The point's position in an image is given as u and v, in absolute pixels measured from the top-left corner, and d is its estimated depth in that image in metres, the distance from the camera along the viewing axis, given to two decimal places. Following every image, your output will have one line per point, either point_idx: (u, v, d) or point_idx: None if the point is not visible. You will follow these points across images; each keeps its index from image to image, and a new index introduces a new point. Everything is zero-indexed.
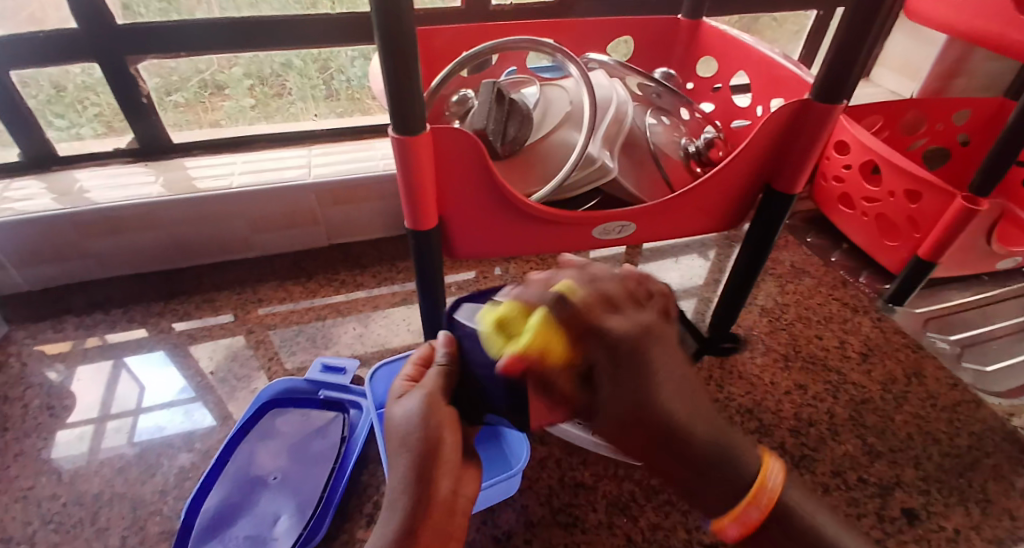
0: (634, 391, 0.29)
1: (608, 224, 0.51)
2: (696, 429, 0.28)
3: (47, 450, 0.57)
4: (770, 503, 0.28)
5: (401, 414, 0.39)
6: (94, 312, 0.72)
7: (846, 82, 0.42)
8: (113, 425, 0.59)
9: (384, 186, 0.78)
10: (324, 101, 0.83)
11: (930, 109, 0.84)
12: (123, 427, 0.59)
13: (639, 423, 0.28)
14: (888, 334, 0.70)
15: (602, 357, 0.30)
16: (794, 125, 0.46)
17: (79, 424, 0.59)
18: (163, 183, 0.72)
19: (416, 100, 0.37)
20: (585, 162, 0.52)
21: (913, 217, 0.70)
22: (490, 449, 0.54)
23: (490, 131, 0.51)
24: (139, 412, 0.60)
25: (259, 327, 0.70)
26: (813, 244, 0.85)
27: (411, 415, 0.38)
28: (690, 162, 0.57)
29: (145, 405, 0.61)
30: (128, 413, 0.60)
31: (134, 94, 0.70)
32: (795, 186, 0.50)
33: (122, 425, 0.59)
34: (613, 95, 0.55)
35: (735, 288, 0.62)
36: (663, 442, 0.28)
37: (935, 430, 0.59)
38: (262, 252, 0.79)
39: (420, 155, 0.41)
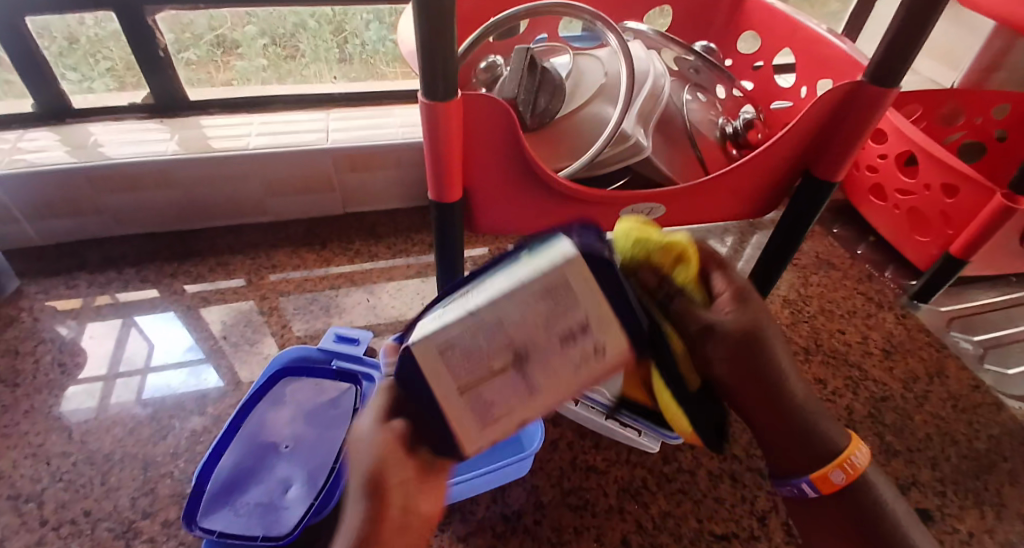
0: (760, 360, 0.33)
1: (637, 206, 0.49)
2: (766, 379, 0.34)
3: (64, 405, 0.57)
4: (854, 472, 0.36)
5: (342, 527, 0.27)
6: (107, 270, 0.71)
7: (901, 65, 0.39)
8: (129, 382, 0.59)
9: (404, 154, 0.76)
10: (338, 64, 0.81)
11: (970, 100, 0.81)
12: (136, 386, 0.58)
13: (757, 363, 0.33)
14: (912, 332, 0.69)
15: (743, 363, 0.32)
16: (838, 110, 0.44)
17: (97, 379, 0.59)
18: (178, 143, 0.70)
19: (447, 64, 0.35)
20: (617, 138, 0.49)
21: (947, 212, 0.67)
22: None
23: (520, 100, 0.49)
24: (153, 371, 0.60)
25: (271, 292, 0.69)
26: (838, 235, 0.83)
27: None
28: (725, 143, 0.55)
29: (154, 362, 0.61)
30: (136, 370, 0.60)
31: (150, 47, 0.68)
32: (834, 175, 0.47)
33: (131, 380, 0.59)
34: (650, 69, 0.53)
35: (760, 278, 0.60)
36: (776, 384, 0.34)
37: (954, 431, 0.58)
38: (276, 218, 0.78)
39: (450, 122, 0.39)
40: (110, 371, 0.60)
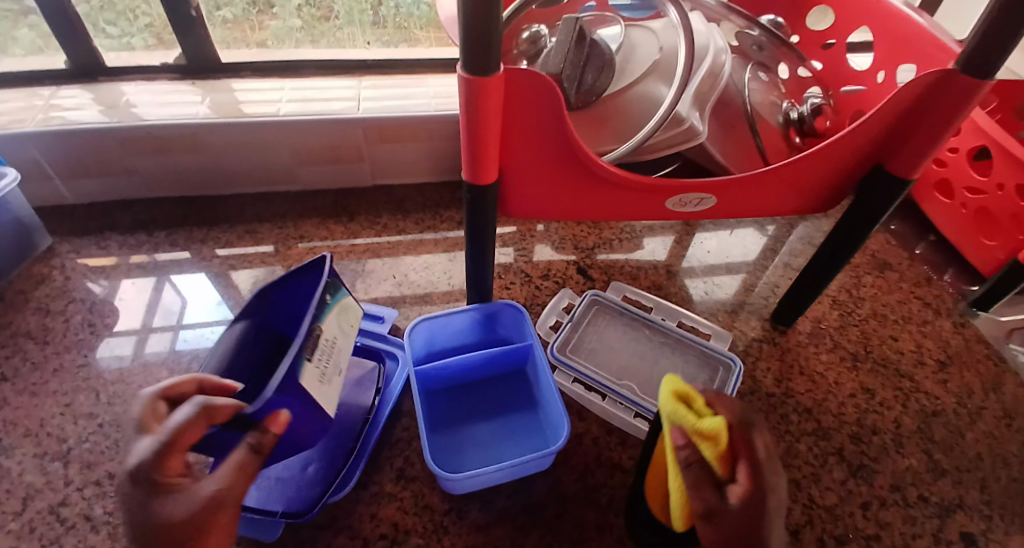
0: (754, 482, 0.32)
1: (685, 195, 0.46)
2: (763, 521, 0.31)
3: (99, 357, 0.58)
4: None
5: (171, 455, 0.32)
6: (136, 232, 0.71)
7: (1004, 47, 0.34)
8: (163, 336, 0.60)
9: (436, 126, 0.73)
10: (372, 28, 0.78)
11: None
12: (169, 340, 0.59)
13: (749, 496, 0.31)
14: (971, 343, 0.64)
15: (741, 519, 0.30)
16: (923, 100, 0.39)
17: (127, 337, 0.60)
18: (209, 106, 0.68)
19: (491, 35, 0.32)
20: (670, 122, 0.46)
21: (1018, 215, 0.62)
22: (525, 419, 0.52)
23: (564, 75, 0.46)
24: (185, 327, 0.61)
25: (297, 263, 0.68)
26: (894, 232, 0.77)
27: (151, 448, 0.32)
28: (788, 130, 0.50)
29: (184, 321, 0.61)
30: (167, 327, 0.61)
31: (181, 7, 0.65)
32: (910, 171, 0.43)
33: (162, 336, 0.60)
34: (710, 43, 0.48)
35: (812, 277, 0.56)
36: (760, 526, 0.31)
37: (1011, 453, 0.54)
38: (305, 187, 0.76)
39: (489, 98, 0.36)
40: (143, 326, 0.61)
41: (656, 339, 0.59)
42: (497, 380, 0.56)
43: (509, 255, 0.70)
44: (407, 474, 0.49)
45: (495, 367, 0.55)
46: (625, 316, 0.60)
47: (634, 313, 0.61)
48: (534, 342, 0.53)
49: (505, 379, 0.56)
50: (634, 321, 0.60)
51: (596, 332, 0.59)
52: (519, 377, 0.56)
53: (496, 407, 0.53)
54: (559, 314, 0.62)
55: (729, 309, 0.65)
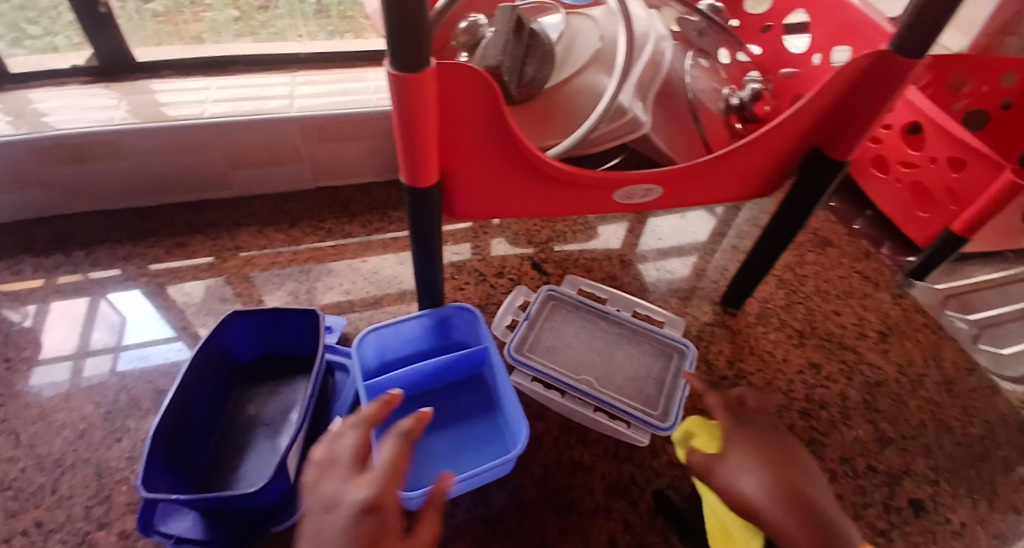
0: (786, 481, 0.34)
1: (631, 187, 0.45)
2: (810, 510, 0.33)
3: (34, 383, 0.54)
4: None
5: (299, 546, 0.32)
6: (54, 253, 0.65)
7: (934, 31, 0.35)
8: (101, 359, 0.56)
9: (378, 124, 0.70)
10: (314, 17, 0.73)
11: (978, 66, 0.76)
12: (108, 363, 0.56)
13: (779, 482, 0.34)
14: (909, 313, 0.67)
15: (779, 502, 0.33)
16: (860, 83, 0.39)
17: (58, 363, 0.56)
18: (128, 109, 0.63)
19: (419, 30, 0.30)
20: (613, 113, 0.45)
21: (954, 188, 0.64)
22: (482, 425, 0.51)
23: (504, 68, 0.43)
24: (126, 347, 0.57)
25: (236, 276, 0.64)
26: (835, 210, 0.79)
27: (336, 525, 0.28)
28: (730, 117, 0.50)
29: (124, 342, 0.57)
30: (104, 350, 0.57)
31: (92, 4, 0.59)
32: (848, 154, 0.43)
33: (99, 360, 0.56)
34: (651, 31, 0.47)
35: (759, 260, 0.57)
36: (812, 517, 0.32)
37: (949, 417, 0.57)
38: (241, 193, 0.72)
39: (422, 95, 0.34)
40: (80, 348, 0.57)
41: (615, 332, 0.58)
42: (453, 387, 0.54)
43: (462, 253, 0.68)
44: None
45: (450, 373, 0.54)
46: (581, 310, 0.60)
47: (593, 307, 0.60)
48: (489, 345, 0.52)
49: (462, 384, 0.54)
50: (592, 316, 0.60)
51: (553, 328, 0.58)
52: (478, 382, 0.54)
53: (452, 415, 0.52)
54: (516, 312, 0.61)
55: (681, 295, 0.66)
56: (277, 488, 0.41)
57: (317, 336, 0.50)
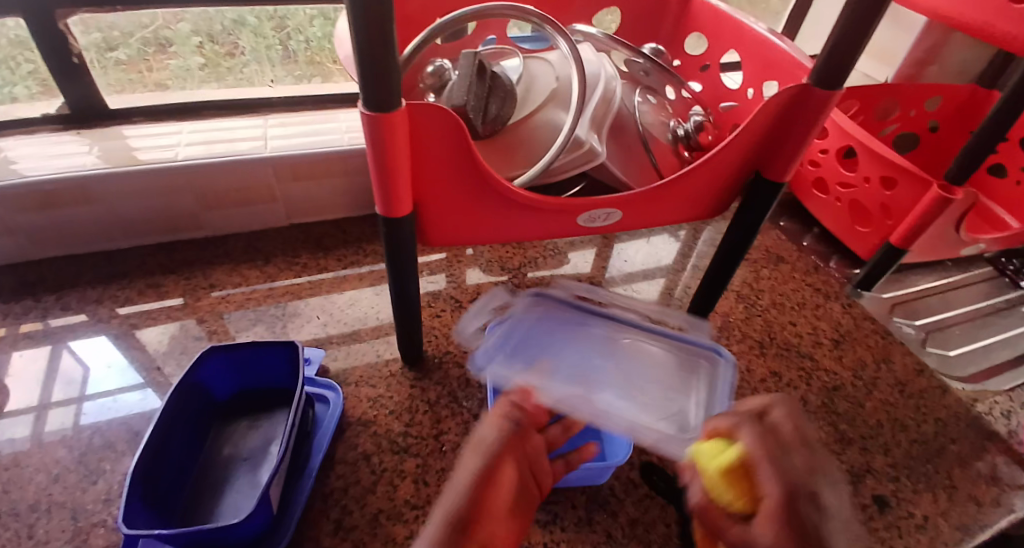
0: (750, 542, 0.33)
1: (592, 211, 0.48)
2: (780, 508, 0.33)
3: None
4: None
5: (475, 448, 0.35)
6: (23, 298, 0.65)
7: (847, 67, 0.40)
8: (64, 411, 0.55)
9: (349, 162, 0.72)
10: (281, 63, 0.76)
11: (904, 94, 0.83)
12: (73, 413, 0.55)
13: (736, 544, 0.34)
14: (859, 321, 0.71)
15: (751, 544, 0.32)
16: (788, 111, 0.44)
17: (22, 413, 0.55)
18: (100, 155, 0.65)
19: (388, 74, 0.33)
20: (571, 145, 0.48)
21: (887, 204, 0.70)
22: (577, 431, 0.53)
23: (469, 108, 0.47)
24: (89, 397, 0.56)
25: (211, 314, 0.65)
26: (787, 228, 0.85)
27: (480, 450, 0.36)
28: (678, 146, 0.54)
29: (86, 392, 0.57)
30: (67, 400, 0.56)
31: (63, 52, 0.61)
32: (784, 175, 0.48)
33: (62, 411, 0.55)
34: (600, 72, 0.52)
35: (715, 276, 0.60)
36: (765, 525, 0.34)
37: (904, 417, 0.60)
38: (215, 232, 0.73)
39: (393, 134, 0.36)
40: (40, 403, 0.55)
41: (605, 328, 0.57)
42: None
43: (437, 283, 0.70)
44: (346, 523, 0.47)
45: None
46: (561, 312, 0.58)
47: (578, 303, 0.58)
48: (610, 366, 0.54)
49: None
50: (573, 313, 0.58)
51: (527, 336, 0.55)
52: None
53: None
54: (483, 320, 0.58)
55: None
56: (260, 519, 0.42)
57: (295, 369, 0.51)
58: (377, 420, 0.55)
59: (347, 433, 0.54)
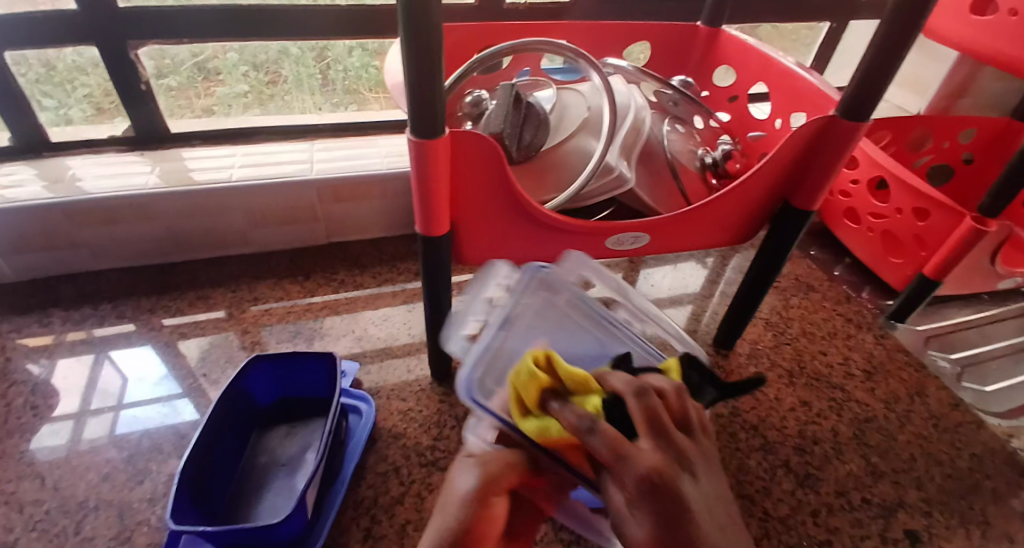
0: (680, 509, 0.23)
1: (622, 235, 0.50)
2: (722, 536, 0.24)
3: (38, 444, 0.55)
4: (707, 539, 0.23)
5: (452, 489, 0.34)
6: (82, 306, 0.69)
7: (871, 102, 0.41)
8: (102, 420, 0.57)
9: (387, 185, 0.76)
10: (321, 92, 0.80)
11: (936, 125, 0.83)
12: (107, 422, 0.57)
13: (678, 521, 0.23)
14: (891, 353, 0.70)
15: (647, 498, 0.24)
16: (815, 142, 0.46)
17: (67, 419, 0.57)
18: (159, 175, 0.70)
19: (434, 104, 0.36)
20: (601, 171, 0.50)
21: (920, 235, 0.70)
22: None
23: (506, 134, 0.50)
24: (126, 407, 0.59)
25: (253, 326, 0.68)
26: (816, 258, 0.85)
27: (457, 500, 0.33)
28: (706, 173, 0.56)
29: (125, 401, 0.59)
30: (107, 408, 0.59)
31: (132, 80, 0.68)
32: (813, 203, 0.49)
33: (100, 419, 0.57)
34: (631, 102, 0.54)
35: (743, 303, 0.61)
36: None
37: (938, 451, 0.59)
38: (259, 249, 0.77)
39: (437, 158, 0.39)
40: (83, 409, 0.58)
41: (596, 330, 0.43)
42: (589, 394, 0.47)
43: None
44: (374, 532, 0.49)
45: None
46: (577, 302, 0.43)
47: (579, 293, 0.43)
48: None
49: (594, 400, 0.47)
50: (571, 309, 0.43)
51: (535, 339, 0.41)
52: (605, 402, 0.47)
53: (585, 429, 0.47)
54: (484, 308, 0.43)
55: None
56: (297, 523, 0.43)
57: (332, 380, 0.53)
58: (406, 434, 0.57)
59: (378, 445, 0.56)
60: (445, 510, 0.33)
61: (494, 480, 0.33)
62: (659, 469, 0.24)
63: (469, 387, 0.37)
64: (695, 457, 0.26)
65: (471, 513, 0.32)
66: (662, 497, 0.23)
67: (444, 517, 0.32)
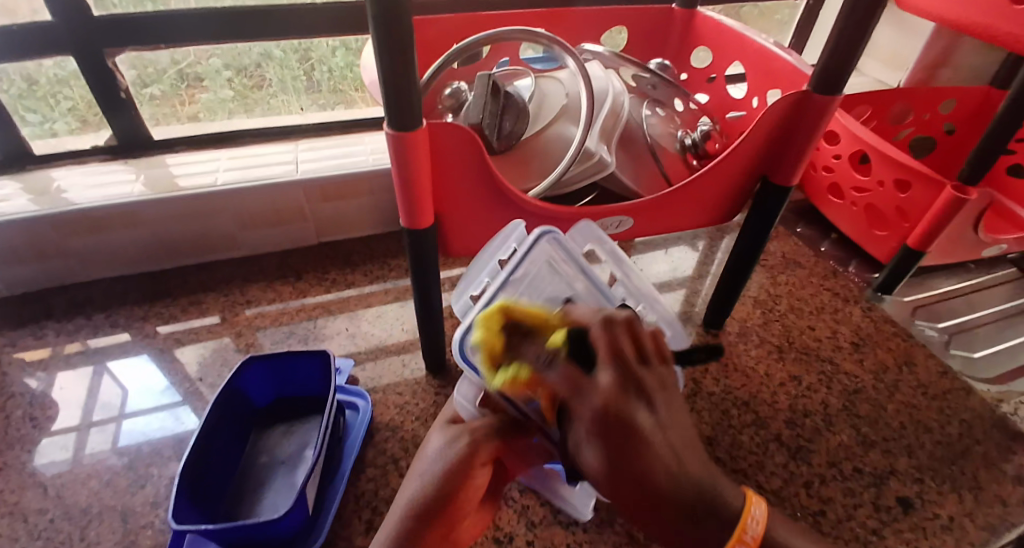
0: (628, 438, 0.26)
1: (605, 219, 0.50)
2: (669, 464, 0.27)
3: (39, 454, 0.55)
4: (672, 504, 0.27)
5: (435, 453, 0.38)
6: (75, 317, 0.69)
7: (842, 76, 0.42)
8: (104, 431, 0.57)
9: (374, 182, 0.76)
10: (305, 93, 0.80)
11: (916, 98, 0.84)
12: (111, 432, 0.57)
13: (625, 449, 0.26)
14: (879, 324, 0.71)
15: (601, 428, 0.26)
16: (791, 118, 0.46)
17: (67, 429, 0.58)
18: (146, 183, 0.70)
19: (410, 96, 0.36)
20: (583, 156, 0.51)
21: (903, 206, 0.70)
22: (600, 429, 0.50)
23: (485, 124, 0.50)
24: (127, 416, 0.59)
25: (248, 328, 0.68)
26: (803, 235, 0.86)
27: (435, 464, 0.37)
28: (685, 155, 0.57)
29: (123, 411, 0.59)
30: (105, 419, 0.59)
31: (113, 89, 0.68)
32: (791, 179, 0.50)
33: (99, 430, 0.58)
34: (608, 88, 0.54)
35: (730, 282, 0.62)
36: (648, 476, 0.27)
37: (927, 418, 0.60)
38: (250, 252, 0.78)
39: (417, 151, 0.39)
40: (83, 421, 0.58)
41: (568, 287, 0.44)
42: None
43: None
44: (376, 524, 0.49)
45: None
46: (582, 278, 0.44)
47: (583, 268, 0.44)
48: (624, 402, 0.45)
49: None
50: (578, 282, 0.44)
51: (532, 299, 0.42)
52: None
53: None
54: (492, 272, 0.46)
55: None
56: (298, 517, 0.44)
57: (327, 377, 0.53)
58: (403, 426, 0.57)
59: (376, 439, 0.56)
60: (423, 469, 0.38)
61: (477, 447, 0.38)
62: (609, 406, 0.26)
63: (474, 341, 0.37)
64: (653, 388, 0.28)
65: (449, 477, 0.37)
66: (615, 423, 0.26)
67: (424, 479, 0.37)
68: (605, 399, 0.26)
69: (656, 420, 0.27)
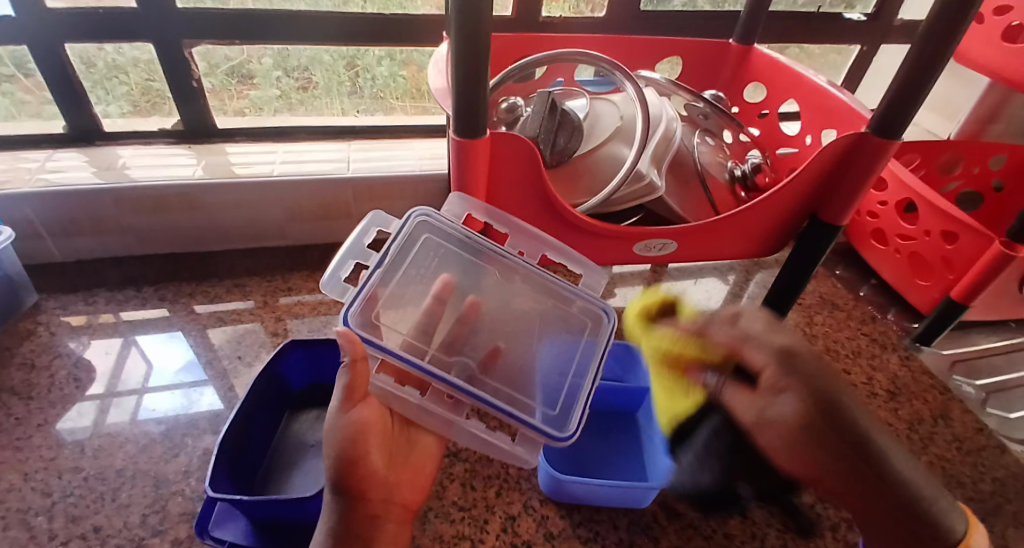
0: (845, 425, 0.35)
1: (649, 241, 0.51)
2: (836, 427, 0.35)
3: (71, 416, 0.57)
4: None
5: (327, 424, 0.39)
6: (124, 288, 0.72)
7: (903, 118, 0.42)
8: (128, 401, 0.59)
9: (419, 187, 0.78)
10: (353, 97, 0.82)
11: (967, 150, 0.83)
12: (134, 403, 0.59)
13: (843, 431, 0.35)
14: (916, 374, 0.70)
15: (802, 424, 0.35)
16: (846, 158, 0.47)
17: (101, 395, 0.60)
18: (204, 168, 0.73)
19: (479, 106, 0.38)
20: (633, 178, 0.52)
21: (947, 258, 0.69)
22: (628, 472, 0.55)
23: (540, 138, 0.52)
24: (152, 390, 0.61)
25: (285, 315, 0.70)
26: (840, 277, 0.85)
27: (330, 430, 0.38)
28: (735, 186, 0.57)
29: (149, 385, 0.61)
30: (131, 391, 0.60)
31: (183, 77, 0.71)
32: (840, 218, 0.50)
33: (123, 402, 0.59)
34: (663, 113, 0.55)
35: (767, 318, 0.61)
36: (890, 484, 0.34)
37: (961, 473, 0.59)
38: (293, 243, 0.80)
39: (477, 157, 0.41)
40: (109, 391, 0.60)
41: (507, 275, 0.47)
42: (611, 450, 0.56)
43: None
44: None
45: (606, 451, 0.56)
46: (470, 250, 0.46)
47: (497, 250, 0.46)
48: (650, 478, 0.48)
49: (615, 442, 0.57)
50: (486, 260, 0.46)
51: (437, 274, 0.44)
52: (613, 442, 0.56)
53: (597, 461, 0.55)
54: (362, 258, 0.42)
55: None
56: None
57: None
58: None
59: None
60: (330, 441, 0.38)
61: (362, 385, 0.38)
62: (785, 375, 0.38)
63: (350, 315, 0.37)
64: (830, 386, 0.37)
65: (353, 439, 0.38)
66: (825, 411, 0.35)
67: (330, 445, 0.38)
68: (788, 392, 0.37)
69: (841, 410, 0.35)
